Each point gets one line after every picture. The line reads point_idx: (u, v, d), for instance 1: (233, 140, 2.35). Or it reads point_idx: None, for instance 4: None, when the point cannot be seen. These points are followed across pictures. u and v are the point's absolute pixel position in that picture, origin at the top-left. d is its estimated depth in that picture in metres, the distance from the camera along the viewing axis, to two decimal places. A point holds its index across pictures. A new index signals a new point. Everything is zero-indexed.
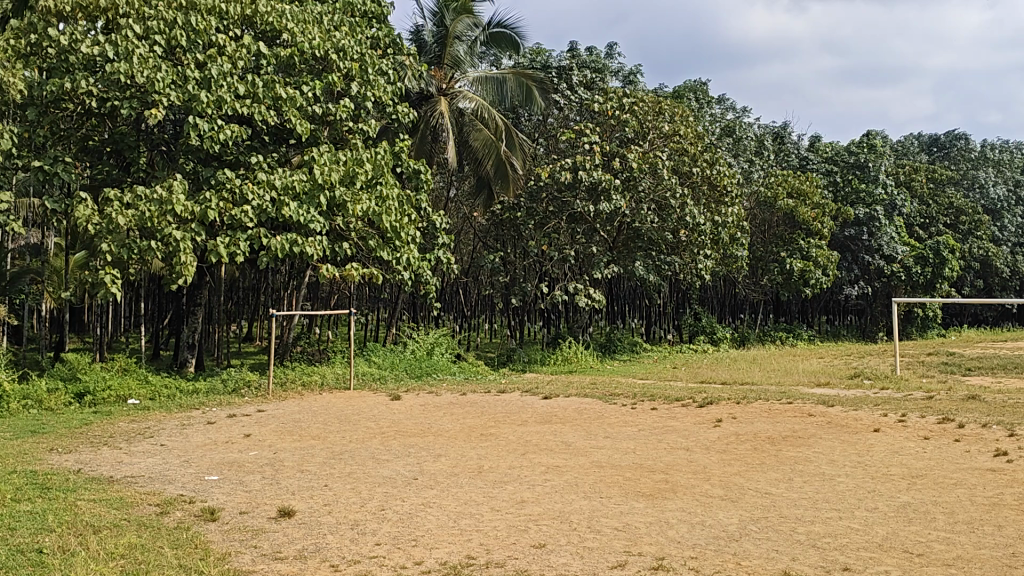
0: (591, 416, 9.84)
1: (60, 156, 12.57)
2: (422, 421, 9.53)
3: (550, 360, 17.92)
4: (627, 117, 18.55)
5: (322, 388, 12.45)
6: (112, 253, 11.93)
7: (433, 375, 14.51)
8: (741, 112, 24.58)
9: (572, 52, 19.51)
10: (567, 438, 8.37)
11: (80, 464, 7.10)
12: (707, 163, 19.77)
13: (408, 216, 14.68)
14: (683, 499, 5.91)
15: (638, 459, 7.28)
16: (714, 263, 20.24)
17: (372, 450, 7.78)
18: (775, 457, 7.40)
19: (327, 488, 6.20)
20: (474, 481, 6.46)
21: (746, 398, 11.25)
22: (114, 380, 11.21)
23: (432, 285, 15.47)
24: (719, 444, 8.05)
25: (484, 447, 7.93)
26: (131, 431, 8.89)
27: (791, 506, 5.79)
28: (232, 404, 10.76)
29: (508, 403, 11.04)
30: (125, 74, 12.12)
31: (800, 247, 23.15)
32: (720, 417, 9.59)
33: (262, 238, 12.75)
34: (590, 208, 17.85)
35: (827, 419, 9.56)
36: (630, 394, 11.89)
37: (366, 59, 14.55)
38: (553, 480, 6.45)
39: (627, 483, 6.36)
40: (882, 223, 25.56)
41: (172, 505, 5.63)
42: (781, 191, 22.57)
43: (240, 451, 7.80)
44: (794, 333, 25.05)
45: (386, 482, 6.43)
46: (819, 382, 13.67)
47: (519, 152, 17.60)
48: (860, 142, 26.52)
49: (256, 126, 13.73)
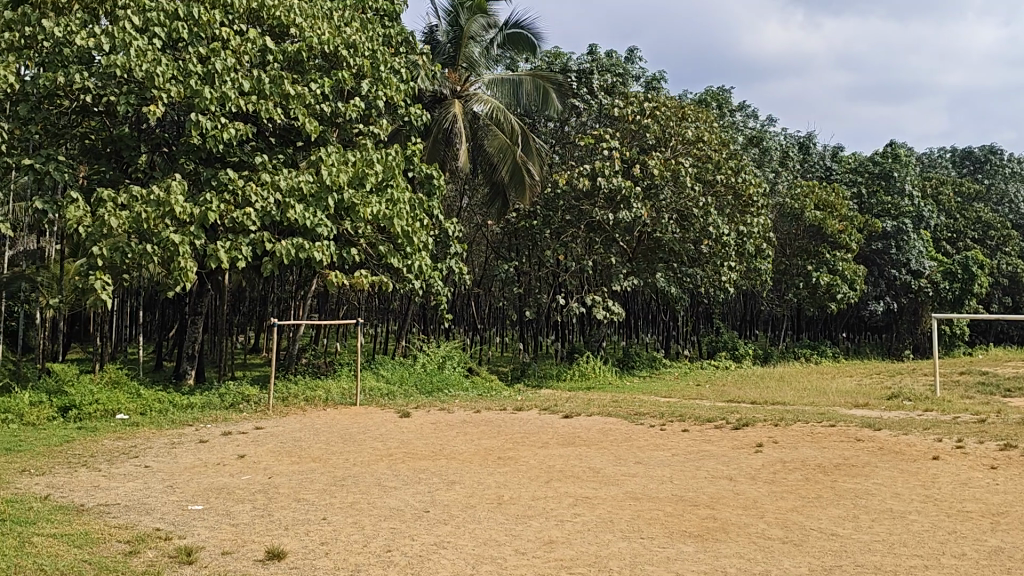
0: (618, 438, 9.02)
1: (52, 154, 11.80)
2: (433, 441, 8.74)
3: (567, 376, 17.13)
4: (649, 122, 17.82)
5: (326, 404, 11.65)
6: (105, 257, 11.12)
7: (445, 391, 13.69)
8: (765, 121, 23.78)
9: (592, 54, 18.74)
10: (595, 464, 7.57)
11: (50, 489, 6.31)
12: (732, 171, 18.91)
13: (420, 220, 13.87)
14: (737, 542, 5.09)
15: (677, 490, 6.47)
16: (739, 276, 19.44)
17: (379, 476, 6.99)
18: (832, 491, 6.58)
19: (326, 523, 5.40)
20: (493, 515, 5.66)
21: (783, 420, 10.38)
22: (103, 394, 10.46)
23: (443, 296, 14.68)
24: (765, 472, 7.23)
25: (502, 473, 7.12)
26: (116, 450, 8.14)
27: (865, 552, 4.97)
28: (228, 421, 9.99)
29: (526, 422, 10.22)
30: (123, 68, 11.35)
31: (827, 260, 22.34)
32: (759, 441, 8.73)
33: (265, 243, 12.00)
34: (609, 217, 17.08)
35: (878, 445, 8.72)
36: (656, 414, 11.09)
37: (378, 56, 13.80)
38: (585, 516, 5.63)
39: (669, 520, 5.54)
40: (911, 237, 24.68)
41: (144, 543, 4.83)
42: (808, 203, 21.74)
43: (231, 475, 7.01)
44: (819, 350, 24.14)
45: (393, 515, 5.63)
46: (857, 403, 12.81)
47: (535, 157, 16.83)
48: (885, 152, 25.83)
49: (263, 124, 13.00)
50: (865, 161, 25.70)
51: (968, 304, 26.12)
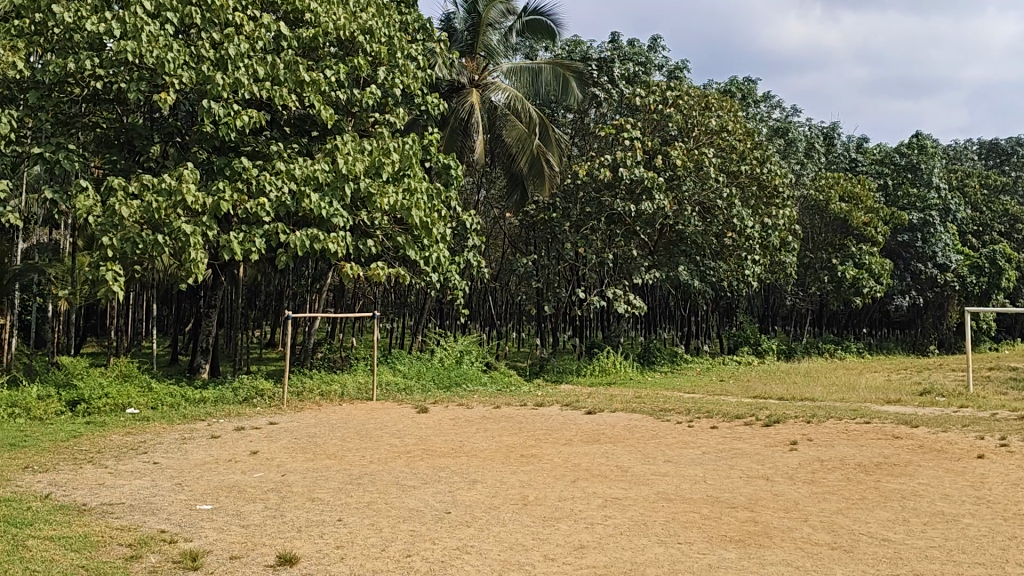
0: (644, 434, 8.67)
1: (62, 143, 11.50)
2: (453, 438, 8.41)
3: (587, 371, 16.77)
4: (671, 111, 17.43)
5: (342, 399, 11.32)
6: (115, 248, 10.78)
7: (463, 386, 13.37)
8: (790, 112, 23.34)
9: (614, 43, 18.30)
10: (623, 462, 7.22)
11: (52, 488, 6.00)
12: (756, 161, 18.51)
13: (438, 211, 13.50)
14: (783, 548, 4.74)
15: (713, 490, 6.11)
16: (763, 269, 19.05)
17: (397, 474, 6.67)
18: (877, 492, 6.21)
19: (341, 525, 5.07)
20: (519, 517, 5.31)
21: (816, 417, 9.99)
22: (114, 388, 10.19)
23: (460, 290, 14.33)
24: (803, 471, 6.86)
25: (527, 472, 6.77)
26: (124, 445, 7.84)
27: (923, 560, 4.61)
28: (241, 416, 9.70)
29: (549, 418, 9.87)
30: (133, 53, 11.06)
31: (853, 253, 21.95)
32: (793, 439, 8.36)
33: (280, 234, 11.66)
34: (631, 208, 16.68)
35: (918, 444, 8.33)
36: (683, 410, 10.72)
37: (394, 43, 13.43)
38: (617, 518, 5.28)
39: (708, 524, 5.18)
40: (937, 230, 24.22)
41: (147, 547, 4.51)
42: (833, 195, 21.30)
43: (243, 472, 6.69)
44: (843, 345, 23.69)
45: (412, 517, 5.29)
46: (889, 399, 12.41)
47: (554, 147, 16.42)
48: (911, 143, 25.33)
49: (278, 112, 12.68)
50: (890, 152, 25.24)
51: (995, 298, 25.62)
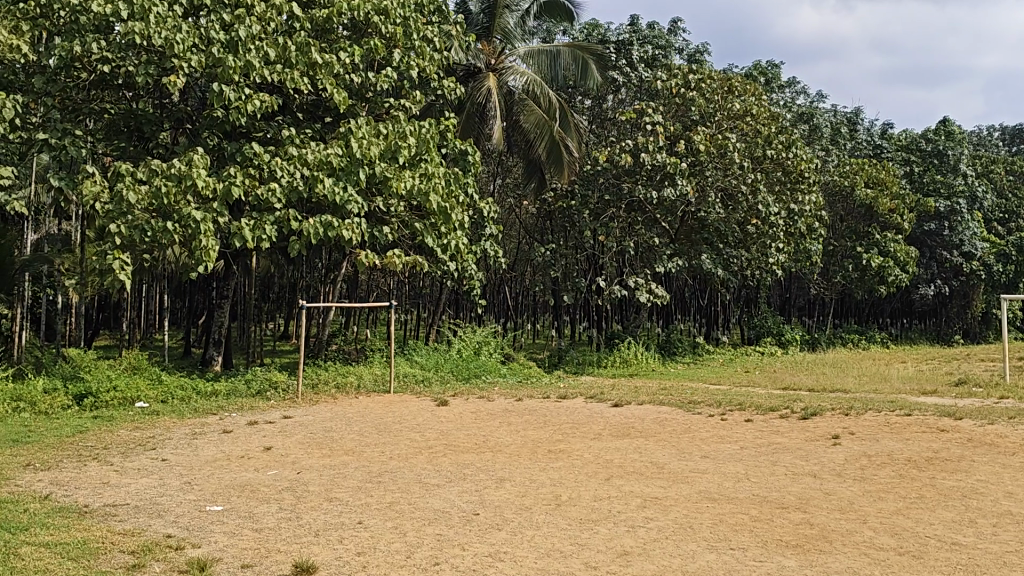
0: (676, 428, 8.26)
1: (69, 129, 11.14)
2: (475, 432, 8.02)
3: (608, 362, 16.35)
4: (694, 95, 16.95)
5: (359, 391, 10.96)
6: (123, 236, 10.45)
7: (483, 377, 13.01)
8: (814, 97, 22.80)
9: (633, 25, 17.85)
10: (657, 458, 6.81)
11: (53, 488, 5.63)
12: (782, 146, 18.03)
13: (456, 196, 13.04)
14: (846, 555, 4.32)
15: (759, 489, 5.70)
16: (787, 257, 18.62)
17: (420, 471, 6.28)
18: (935, 490, 5.78)
19: (362, 528, 4.68)
20: (554, 520, 4.91)
21: (853, 409, 9.54)
22: (122, 380, 9.84)
23: (478, 280, 13.91)
24: (852, 468, 6.44)
25: (557, 469, 6.37)
26: (131, 441, 7.47)
27: (1002, 567, 4.18)
28: (254, 409, 9.34)
29: (574, 411, 9.46)
30: (141, 35, 10.70)
31: (877, 242, 21.54)
32: (834, 433, 7.92)
33: (292, 221, 11.26)
34: (653, 194, 16.25)
35: (966, 437, 7.88)
36: (713, 402, 10.30)
37: (410, 23, 12.99)
38: (660, 520, 4.88)
39: (759, 527, 4.78)
40: (964, 218, 23.73)
41: (151, 554, 4.14)
42: (859, 181, 20.83)
43: (255, 470, 6.31)
44: (868, 335, 23.20)
45: (438, 519, 4.90)
46: (924, 390, 11.96)
47: (573, 133, 16.02)
48: (937, 129, 24.81)
49: (290, 96, 12.31)
50: (916, 138, 24.74)
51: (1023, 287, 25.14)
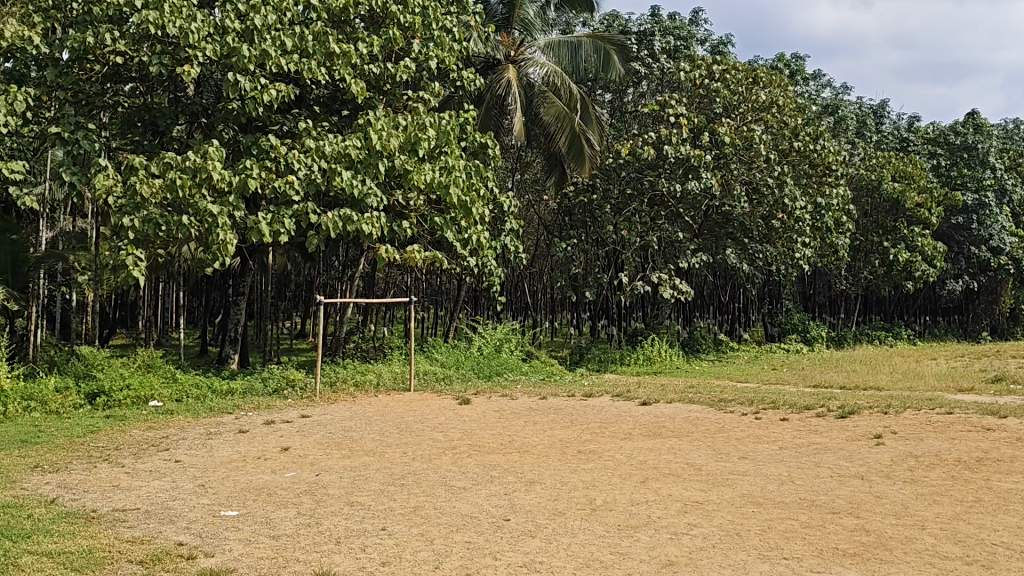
0: (709, 427, 7.92)
1: (82, 122, 10.86)
2: (501, 431, 7.72)
3: (632, 359, 15.99)
4: (718, 85, 16.59)
5: (378, 389, 10.65)
6: (137, 230, 10.19)
7: (505, 375, 12.70)
8: (839, 89, 22.38)
9: (654, 17, 17.54)
10: (693, 459, 6.48)
11: (61, 491, 5.35)
12: (809, 138, 17.63)
13: (477, 190, 12.72)
14: (910, 565, 3.98)
15: (805, 492, 5.36)
16: (813, 251, 18.21)
17: (444, 473, 5.97)
18: (993, 493, 5.43)
19: (386, 536, 4.38)
20: (590, 526, 4.60)
21: (892, 407, 9.16)
22: (135, 378, 9.57)
23: (497, 277, 13.57)
24: (901, 469, 6.09)
25: (588, 471, 6.04)
26: (144, 442, 7.19)
27: None
28: (271, 408, 9.05)
29: (601, 410, 9.13)
30: (155, 24, 10.39)
31: (905, 236, 21.07)
32: (876, 432, 7.55)
33: (310, 214, 11.00)
34: (676, 186, 15.87)
35: (1014, 436, 7.50)
36: (744, 400, 9.95)
37: (429, 13, 12.66)
38: (704, 527, 4.55)
39: (812, 534, 4.44)
40: (993, 211, 23.20)
41: (161, 564, 3.84)
42: (886, 174, 20.39)
43: (272, 472, 6.02)
44: (894, 332, 22.73)
45: (468, 526, 4.59)
46: (963, 388, 11.53)
47: (595, 126, 15.69)
48: (965, 122, 24.32)
49: (307, 88, 12.05)
50: (943, 131, 24.25)
51: None
